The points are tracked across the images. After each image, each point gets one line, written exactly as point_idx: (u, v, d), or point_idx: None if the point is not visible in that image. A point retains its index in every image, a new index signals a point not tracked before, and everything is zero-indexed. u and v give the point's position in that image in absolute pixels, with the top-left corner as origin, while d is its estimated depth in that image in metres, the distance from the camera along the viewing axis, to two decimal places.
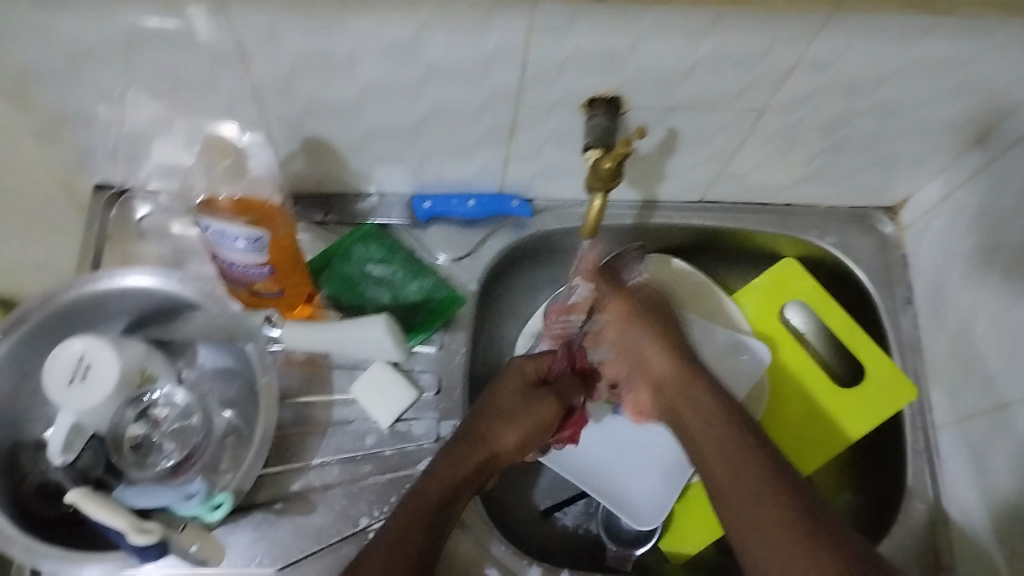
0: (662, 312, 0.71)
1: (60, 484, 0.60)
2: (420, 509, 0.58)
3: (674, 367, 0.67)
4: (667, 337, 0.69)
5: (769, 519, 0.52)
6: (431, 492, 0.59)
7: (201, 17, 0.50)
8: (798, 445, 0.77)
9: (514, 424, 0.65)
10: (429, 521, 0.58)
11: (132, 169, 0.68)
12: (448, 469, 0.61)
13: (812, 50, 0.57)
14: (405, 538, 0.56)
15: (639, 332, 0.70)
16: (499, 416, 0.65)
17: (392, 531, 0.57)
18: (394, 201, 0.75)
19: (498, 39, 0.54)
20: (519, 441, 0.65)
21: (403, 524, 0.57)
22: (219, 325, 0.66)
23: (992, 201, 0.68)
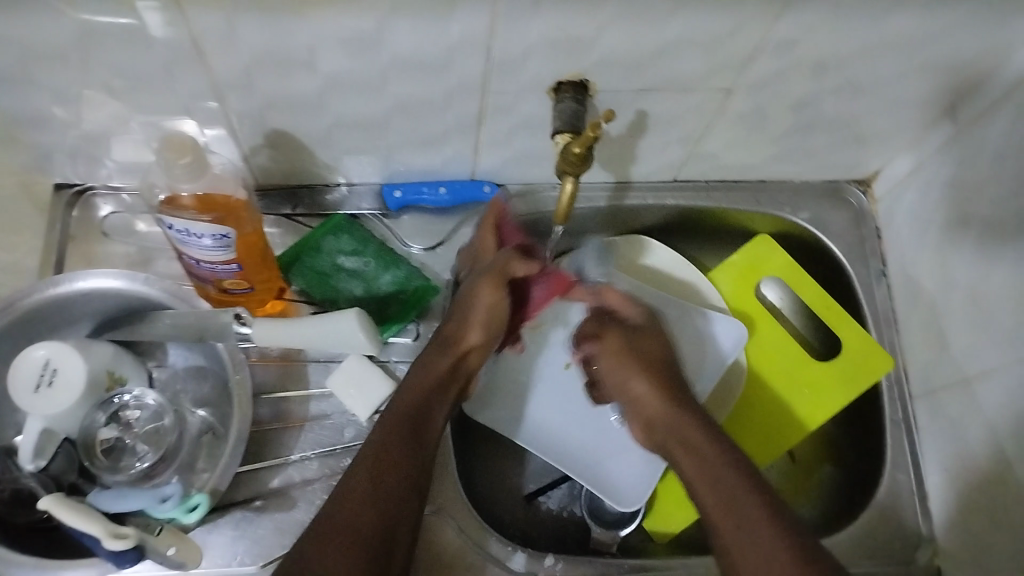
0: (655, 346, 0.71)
1: (34, 491, 0.58)
2: (397, 421, 0.59)
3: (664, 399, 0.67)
4: (660, 370, 0.69)
5: (764, 544, 0.53)
6: (402, 406, 0.60)
7: (153, 12, 0.49)
8: (756, 437, 0.78)
9: (466, 306, 0.67)
10: (409, 433, 0.58)
11: (92, 168, 0.67)
12: (421, 383, 0.63)
13: (778, 29, 0.56)
14: (383, 446, 0.57)
15: (637, 373, 0.69)
16: (458, 318, 0.67)
17: (375, 439, 0.57)
18: (364, 191, 0.74)
19: (460, 27, 0.53)
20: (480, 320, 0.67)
21: (386, 434, 0.58)
22: (189, 325, 0.63)
23: (963, 173, 0.68)
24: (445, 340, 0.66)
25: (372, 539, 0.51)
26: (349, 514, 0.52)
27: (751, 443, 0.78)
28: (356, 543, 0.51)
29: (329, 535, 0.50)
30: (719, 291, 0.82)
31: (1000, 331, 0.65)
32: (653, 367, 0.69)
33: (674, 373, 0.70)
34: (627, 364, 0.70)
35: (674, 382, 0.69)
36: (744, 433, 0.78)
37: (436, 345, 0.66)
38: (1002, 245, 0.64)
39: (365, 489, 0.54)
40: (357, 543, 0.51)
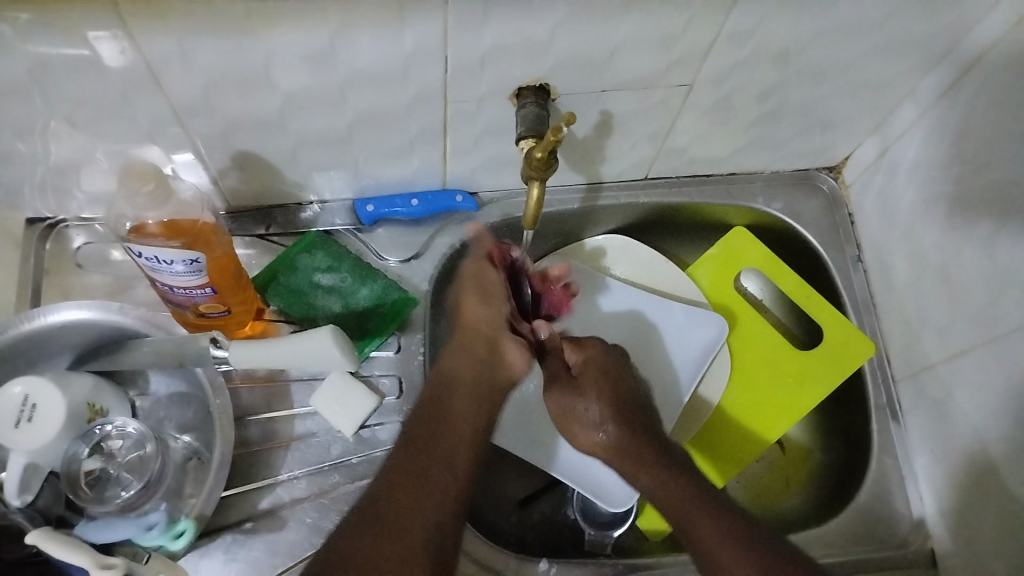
0: (609, 386, 0.68)
1: (23, 526, 0.58)
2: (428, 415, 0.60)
3: (627, 434, 0.66)
4: (613, 412, 0.67)
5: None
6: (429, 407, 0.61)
7: (107, 42, 0.49)
8: (723, 448, 0.77)
9: (481, 302, 0.66)
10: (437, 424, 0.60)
11: (62, 201, 0.67)
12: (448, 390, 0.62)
13: (731, 21, 0.56)
14: (426, 455, 0.57)
15: (588, 393, 0.68)
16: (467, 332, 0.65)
17: (413, 444, 0.58)
18: (338, 207, 0.75)
19: (415, 38, 0.53)
20: (489, 305, 0.66)
21: (411, 444, 0.58)
22: (167, 351, 0.63)
23: (930, 153, 0.69)
24: (463, 338, 0.65)
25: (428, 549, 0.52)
26: (403, 518, 0.53)
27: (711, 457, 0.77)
28: (406, 546, 0.52)
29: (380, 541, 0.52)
30: (699, 285, 0.83)
31: (975, 307, 0.65)
32: (608, 413, 0.67)
33: (625, 406, 0.67)
34: (583, 413, 0.68)
35: (623, 415, 0.67)
36: (707, 447, 0.78)
37: (462, 352, 0.64)
38: (972, 222, 0.65)
39: (416, 493, 0.55)
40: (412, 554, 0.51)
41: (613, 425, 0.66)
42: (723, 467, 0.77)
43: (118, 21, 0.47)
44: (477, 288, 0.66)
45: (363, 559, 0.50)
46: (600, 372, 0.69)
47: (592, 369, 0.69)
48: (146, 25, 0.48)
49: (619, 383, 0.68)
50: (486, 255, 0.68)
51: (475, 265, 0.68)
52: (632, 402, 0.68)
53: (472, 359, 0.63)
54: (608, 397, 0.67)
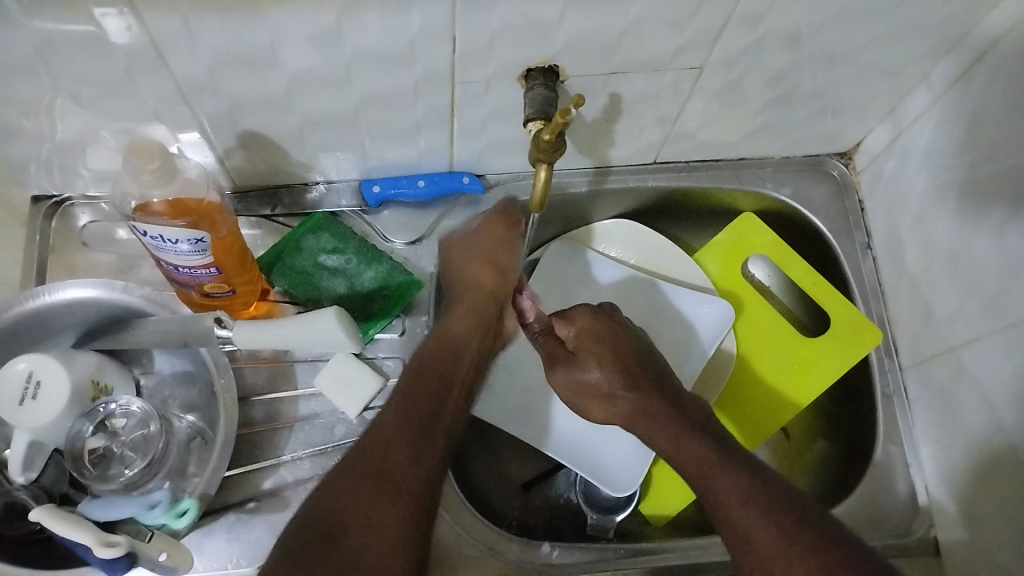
0: (610, 349, 0.68)
1: (24, 502, 0.59)
2: (422, 371, 0.61)
3: (640, 398, 0.65)
4: (620, 377, 0.67)
5: (756, 527, 0.53)
6: (425, 361, 0.62)
7: (113, 18, 0.48)
8: (746, 416, 0.78)
9: (487, 267, 0.70)
10: (431, 379, 0.61)
11: (68, 179, 0.67)
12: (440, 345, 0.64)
13: (743, 4, 0.56)
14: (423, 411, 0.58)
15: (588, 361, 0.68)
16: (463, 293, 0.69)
17: (410, 399, 0.58)
18: (344, 188, 0.74)
19: (422, 18, 0.52)
20: (497, 271, 0.70)
21: (407, 397, 0.58)
22: (172, 331, 0.63)
23: (943, 140, 0.68)
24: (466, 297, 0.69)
25: (418, 501, 0.52)
26: (395, 462, 0.53)
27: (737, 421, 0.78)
28: (397, 495, 0.52)
29: (369, 487, 0.52)
30: (706, 271, 0.82)
31: (985, 297, 0.64)
32: (611, 382, 0.67)
33: (633, 369, 0.67)
34: (586, 385, 0.69)
35: (630, 381, 0.66)
36: (731, 410, 0.79)
37: (467, 313, 0.67)
38: (983, 211, 0.64)
39: (412, 445, 0.55)
40: (396, 501, 0.52)
41: (625, 391, 0.66)
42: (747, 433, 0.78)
43: None
44: (487, 253, 0.71)
45: (350, 505, 0.50)
46: (598, 339, 0.69)
47: (588, 338, 0.69)
48: (151, 2, 0.48)
49: (619, 342, 0.68)
50: (509, 220, 0.72)
51: (498, 228, 0.72)
52: (637, 361, 0.67)
53: (474, 322, 0.67)
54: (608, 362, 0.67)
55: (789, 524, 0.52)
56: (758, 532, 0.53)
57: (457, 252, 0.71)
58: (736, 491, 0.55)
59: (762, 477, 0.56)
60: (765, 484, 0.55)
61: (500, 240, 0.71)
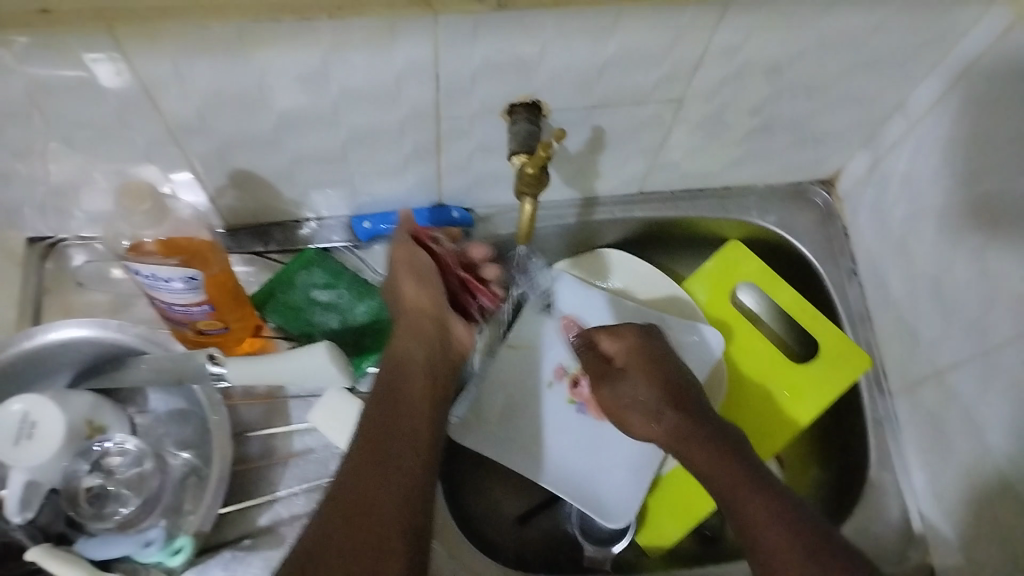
0: (663, 368, 0.68)
1: (23, 544, 0.59)
2: (382, 393, 0.61)
3: (683, 418, 0.64)
4: (666, 393, 0.66)
5: (770, 537, 0.54)
6: (390, 379, 0.62)
7: (105, 63, 0.50)
8: None
9: (422, 286, 0.66)
10: (392, 398, 0.60)
11: (63, 221, 0.68)
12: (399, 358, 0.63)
13: (718, 37, 0.57)
14: (410, 420, 0.59)
15: (641, 389, 0.67)
16: (403, 329, 0.64)
17: (394, 405, 0.60)
18: (334, 224, 0.75)
19: (405, 56, 0.54)
20: (426, 291, 0.66)
21: (376, 421, 0.58)
22: (166, 368, 0.64)
23: (923, 164, 0.69)
24: (414, 325, 0.65)
25: (408, 517, 0.54)
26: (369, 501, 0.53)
27: None
28: (375, 527, 0.52)
29: (355, 517, 0.52)
30: (696, 299, 0.83)
31: (968, 318, 0.65)
32: (668, 396, 0.66)
33: (689, 391, 0.67)
34: (631, 401, 0.67)
35: (682, 396, 0.66)
36: None
37: (410, 334, 0.64)
38: (964, 232, 0.65)
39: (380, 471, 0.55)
40: (388, 534, 0.52)
41: (671, 412, 0.65)
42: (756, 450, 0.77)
43: (114, 43, 0.48)
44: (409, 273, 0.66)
45: (329, 547, 0.51)
46: (642, 358, 0.69)
47: (633, 358, 0.69)
48: (141, 46, 0.49)
49: (666, 369, 0.68)
50: (405, 238, 0.68)
51: (402, 249, 0.67)
52: (679, 381, 0.67)
53: (421, 342, 0.64)
54: (655, 385, 0.67)
55: (801, 534, 0.53)
56: (783, 547, 0.53)
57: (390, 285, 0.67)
58: (754, 501, 0.56)
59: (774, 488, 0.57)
60: (775, 493, 0.56)
61: (413, 257, 0.66)
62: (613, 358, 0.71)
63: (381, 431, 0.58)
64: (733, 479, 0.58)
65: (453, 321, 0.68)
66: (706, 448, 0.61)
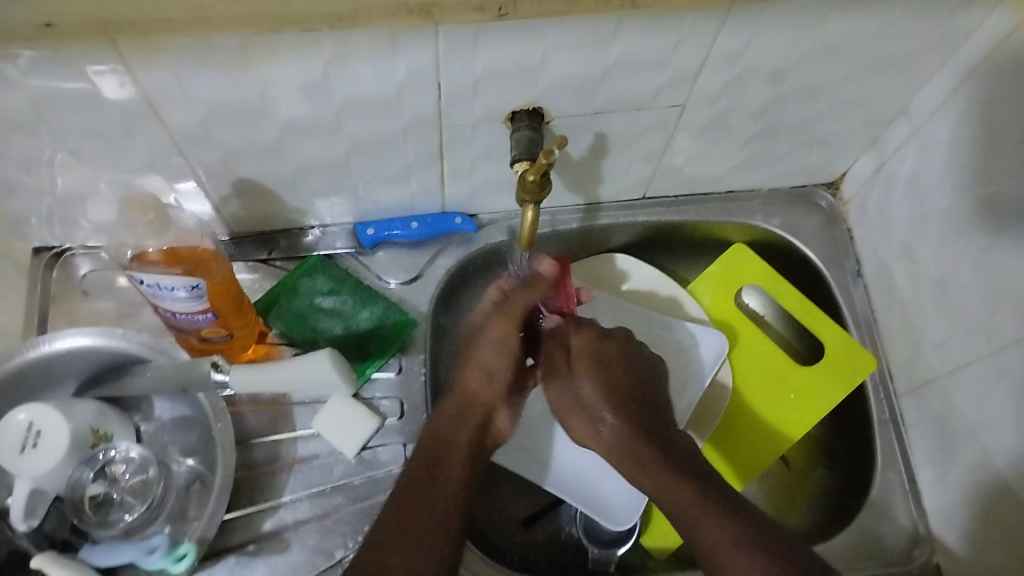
0: (614, 372, 0.67)
1: (27, 550, 0.60)
2: (417, 471, 0.59)
3: (628, 430, 0.64)
4: (617, 402, 0.65)
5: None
6: (422, 455, 0.60)
7: (108, 76, 0.50)
8: (741, 448, 0.78)
9: (484, 376, 0.65)
10: (427, 476, 0.58)
11: (69, 230, 0.68)
12: (440, 435, 0.62)
13: (720, 43, 0.57)
14: (449, 504, 0.57)
15: (589, 384, 0.67)
16: (450, 411, 0.63)
17: (439, 492, 0.57)
18: (338, 231, 0.75)
19: (407, 66, 0.54)
20: (490, 373, 0.65)
21: (411, 497, 0.57)
22: (171, 376, 0.64)
23: (927, 168, 0.69)
24: (462, 409, 0.64)
25: None
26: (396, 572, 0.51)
27: (728, 461, 0.77)
28: None
29: None
30: (700, 303, 0.83)
31: (974, 321, 0.65)
32: (614, 396, 0.65)
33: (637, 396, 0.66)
34: (585, 396, 0.67)
35: (630, 401, 0.65)
36: (725, 448, 0.78)
37: (456, 417, 0.63)
38: (969, 236, 0.65)
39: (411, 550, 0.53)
40: None
41: (613, 419, 0.64)
42: (739, 472, 0.77)
43: (116, 56, 0.48)
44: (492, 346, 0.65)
45: None
46: (599, 355, 0.68)
47: (585, 359, 0.68)
48: (144, 59, 0.49)
49: (613, 367, 0.67)
50: (511, 308, 0.66)
51: (501, 318, 0.65)
52: (630, 388, 0.66)
53: (468, 427, 0.63)
54: (606, 388, 0.66)
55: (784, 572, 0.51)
56: None
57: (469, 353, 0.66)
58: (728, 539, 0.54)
59: (747, 522, 0.55)
60: (750, 529, 0.54)
61: (505, 336, 0.65)
62: (573, 353, 0.69)
63: (410, 501, 0.56)
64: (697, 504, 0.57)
65: (500, 413, 0.66)
66: (658, 470, 0.60)
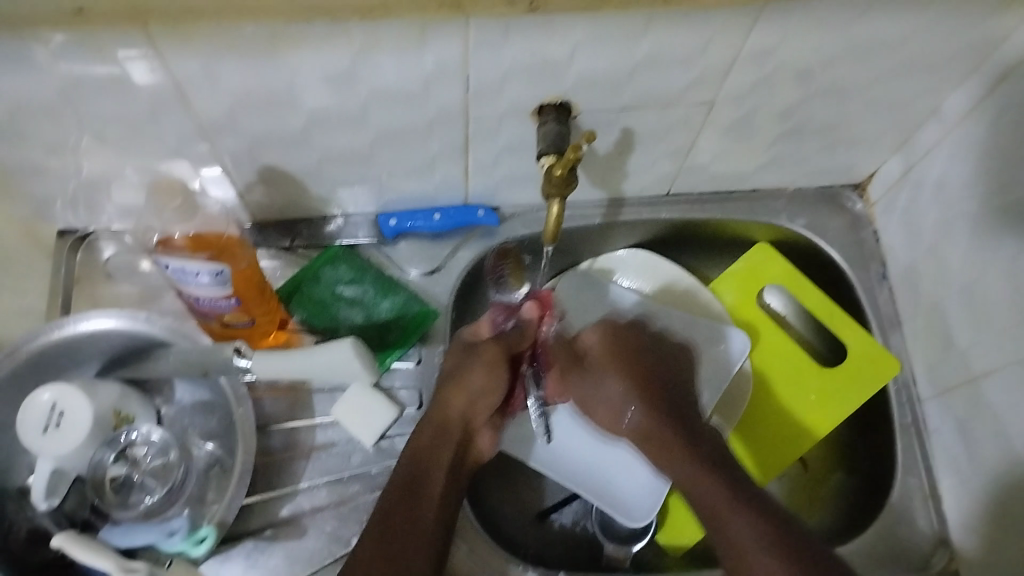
0: (643, 360, 0.70)
1: (46, 529, 0.60)
2: (400, 481, 0.59)
3: (654, 419, 0.66)
4: (639, 389, 0.68)
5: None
6: (408, 460, 0.61)
7: (136, 62, 0.50)
8: (766, 448, 0.77)
9: (473, 403, 0.66)
10: (410, 487, 0.59)
11: (93, 214, 0.68)
12: (418, 439, 0.63)
13: (751, 41, 0.56)
14: (431, 516, 0.58)
15: (610, 383, 0.70)
16: (426, 423, 0.64)
17: (421, 503, 0.58)
18: (360, 220, 0.75)
19: (435, 58, 0.53)
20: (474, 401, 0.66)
21: (398, 502, 0.58)
22: (193, 360, 0.66)
23: (958, 170, 0.68)
24: (443, 427, 0.64)
25: None
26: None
27: (755, 459, 0.77)
28: None
29: None
30: (723, 301, 0.82)
31: (1001, 327, 0.64)
32: (639, 384, 0.68)
33: (672, 387, 0.69)
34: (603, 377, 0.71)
35: (650, 384, 0.68)
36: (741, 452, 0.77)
37: (435, 432, 0.63)
38: (999, 243, 0.64)
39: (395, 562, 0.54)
40: None
41: (639, 407, 0.68)
42: (761, 467, 0.77)
43: (146, 42, 0.48)
44: (484, 365, 0.67)
45: None
46: (614, 351, 0.71)
47: (602, 350, 0.72)
48: (173, 44, 0.49)
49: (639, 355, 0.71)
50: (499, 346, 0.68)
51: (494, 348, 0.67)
52: (656, 377, 0.69)
53: (447, 440, 0.63)
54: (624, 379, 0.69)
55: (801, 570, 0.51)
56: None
57: (453, 375, 0.67)
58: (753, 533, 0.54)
59: (774, 520, 0.55)
60: (775, 521, 0.55)
61: (496, 361, 0.67)
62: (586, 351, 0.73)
63: (394, 517, 0.57)
64: (719, 501, 0.57)
65: (474, 436, 0.67)
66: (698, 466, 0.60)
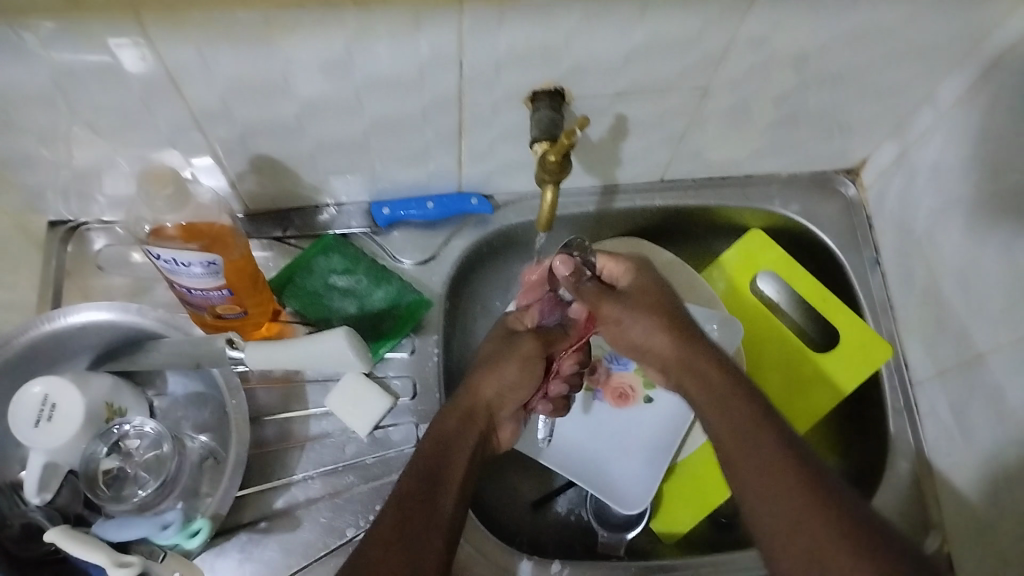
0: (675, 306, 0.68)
1: (41, 524, 0.60)
2: (416, 468, 0.59)
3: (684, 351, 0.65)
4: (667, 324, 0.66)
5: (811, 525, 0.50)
6: (429, 445, 0.61)
7: (127, 50, 0.49)
8: None
9: (509, 390, 0.67)
10: (427, 475, 0.58)
11: (83, 204, 0.68)
12: (439, 428, 0.63)
13: (747, 25, 0.56)
14: (449, 503, 0.58)
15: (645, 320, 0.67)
16: (453, 408, 0.65)
17: (439, 489, 0.58)
18: (354, 209, 0.75)
19: (430, 44, 0.53)
20: (506, 388, 0.67)
21: (415, 485, 0.57)
22: (184, 352, 0.64)
23: (951, 155, 0.68)
24: (470, 415, 0.64)
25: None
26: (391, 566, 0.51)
27: None
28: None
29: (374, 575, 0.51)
30: (716, 287, 0.82)
31: (994, 310, 0.64)
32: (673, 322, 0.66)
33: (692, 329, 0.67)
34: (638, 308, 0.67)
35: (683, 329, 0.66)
36: None
37: (461, 420, 0.64)
38: (992, 227, 0.64)
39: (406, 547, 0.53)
40: None
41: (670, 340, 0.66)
42: None
43: (138, 30, 0.48)
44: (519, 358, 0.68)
45: None
46: (649, 289, 0.69)
47: (639, 281, 0.69)
48: (165, 31, 0.48)
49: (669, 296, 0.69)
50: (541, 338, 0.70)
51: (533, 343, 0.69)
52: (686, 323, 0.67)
53: (472, 429, 0.64)
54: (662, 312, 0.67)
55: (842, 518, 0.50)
56: (811, 521, 0.50)
57: (489, 360, 0.68)
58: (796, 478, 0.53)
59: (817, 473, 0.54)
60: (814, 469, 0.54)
61: (533, 356, 0.69)
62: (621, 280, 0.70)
63: (409, 500, 0.56)
64: (761, 446, 0.56)
65: (500, 425, 0.68)
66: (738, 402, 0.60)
